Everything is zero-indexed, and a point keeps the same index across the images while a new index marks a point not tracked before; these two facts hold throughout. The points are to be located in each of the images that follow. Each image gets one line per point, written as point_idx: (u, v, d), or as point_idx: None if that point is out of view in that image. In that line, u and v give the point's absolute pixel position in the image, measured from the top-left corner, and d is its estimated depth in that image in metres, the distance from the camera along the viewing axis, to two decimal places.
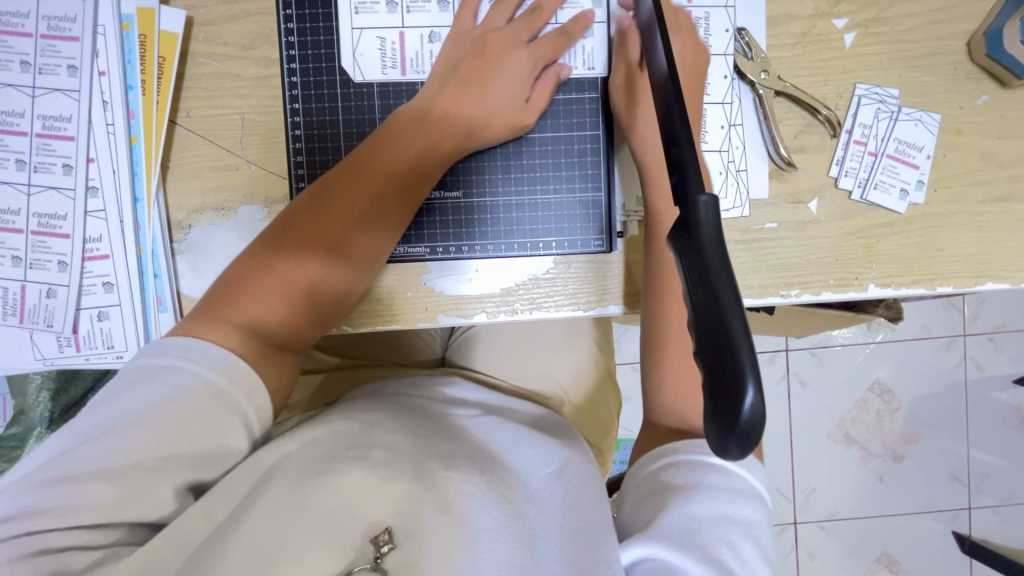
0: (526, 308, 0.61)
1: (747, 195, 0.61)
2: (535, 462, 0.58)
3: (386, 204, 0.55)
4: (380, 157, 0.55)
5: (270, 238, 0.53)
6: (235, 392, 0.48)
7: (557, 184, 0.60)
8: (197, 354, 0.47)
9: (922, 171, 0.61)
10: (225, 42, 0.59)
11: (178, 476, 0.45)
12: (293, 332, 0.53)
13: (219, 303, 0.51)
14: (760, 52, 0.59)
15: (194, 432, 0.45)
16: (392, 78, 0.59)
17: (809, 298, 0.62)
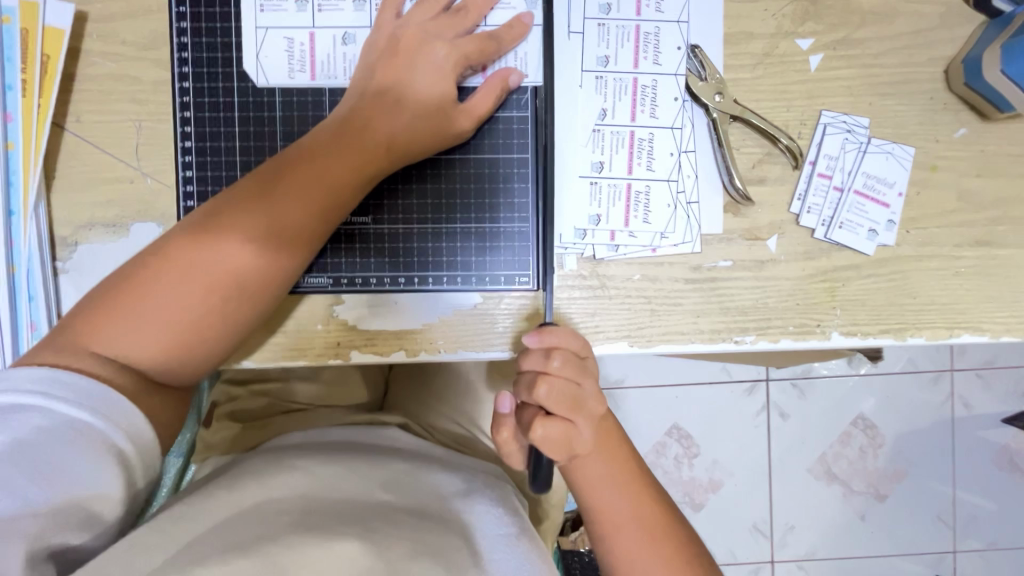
0: (449, 348, 0.54)
1: (699, 229, 0.54)
2: (489, 520, 0.51)
3: (299, 211, 0.48)
4: (290, 166, 0.48)
5: (152, 256, 0.46)
6: (113, 427, 0.41)
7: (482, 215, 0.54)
8: (59, 386, 0.41)
9: (892, 211, 0.55)
10: (121, 41, 0.53)
11: (37, 537, 0.38)
12: (177, 364, 0.46)
13: (88, 331, 0.44)
14: (714, 72, 0.53)
15: (54, 482, 0.39)
16: (298, 83, 0.53)
17: (766, 346, 0.56)
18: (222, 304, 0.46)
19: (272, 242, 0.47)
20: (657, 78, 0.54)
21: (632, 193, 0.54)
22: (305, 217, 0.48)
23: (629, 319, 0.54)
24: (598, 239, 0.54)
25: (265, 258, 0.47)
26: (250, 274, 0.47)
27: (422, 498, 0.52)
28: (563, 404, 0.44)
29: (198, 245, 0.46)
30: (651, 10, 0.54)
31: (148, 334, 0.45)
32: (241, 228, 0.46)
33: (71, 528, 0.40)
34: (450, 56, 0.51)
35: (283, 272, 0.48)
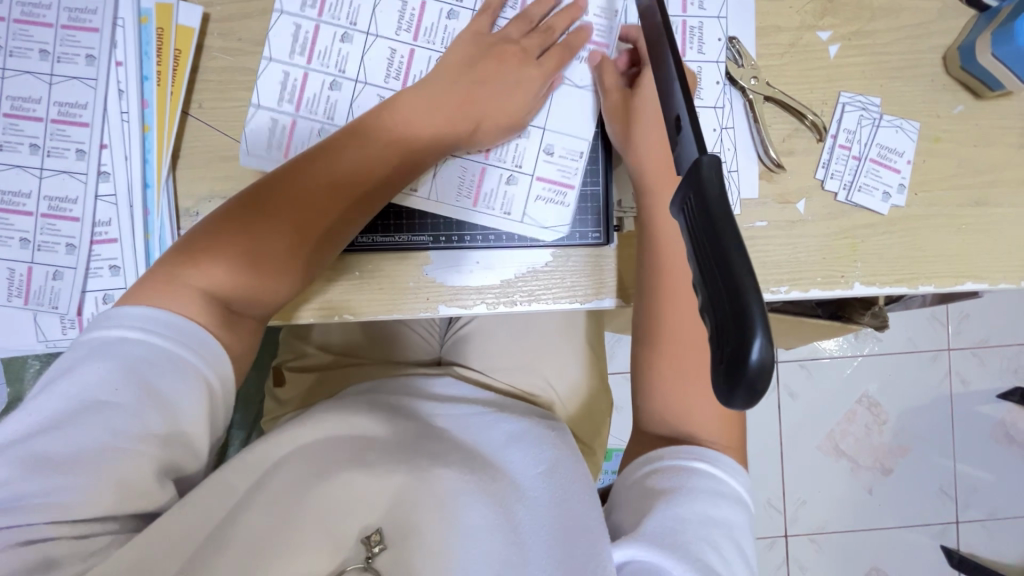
0: (525, 300, 0.63)
1: (738, 194, 0.63)
2: (525, 462, 0.61)
3: (384, 170, 0.58)
4: (356, 142, 0.58)
5: (244, 205, 0.55)
6: (200, 362, 0.49)
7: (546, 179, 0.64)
8: (160, 325, 0.48)
9: (903, 175, 0.64)
10: (239, 38, 0.62)
11: (156, 455, 0.46)
12: (257, 302, 0.54)
13: (171, 265, 0.52)
14: (749, 60, 0.63)
15: (160, 403, 0.46)
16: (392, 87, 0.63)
17: (798, 295, 0.64)
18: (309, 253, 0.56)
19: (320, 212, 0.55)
20: (702, 64, 0.63)
21: None
22: (361, 187, 0.57)
23: None
24: None
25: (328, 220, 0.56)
26: (312, 233, 0.55)
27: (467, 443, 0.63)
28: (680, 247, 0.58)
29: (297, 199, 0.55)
30: (695, 8, 0.63)
31: (235, 269, 0.52)
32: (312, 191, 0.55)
33: (178, 449, 0.48)
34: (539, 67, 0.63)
35: (330, 236, 0.56)
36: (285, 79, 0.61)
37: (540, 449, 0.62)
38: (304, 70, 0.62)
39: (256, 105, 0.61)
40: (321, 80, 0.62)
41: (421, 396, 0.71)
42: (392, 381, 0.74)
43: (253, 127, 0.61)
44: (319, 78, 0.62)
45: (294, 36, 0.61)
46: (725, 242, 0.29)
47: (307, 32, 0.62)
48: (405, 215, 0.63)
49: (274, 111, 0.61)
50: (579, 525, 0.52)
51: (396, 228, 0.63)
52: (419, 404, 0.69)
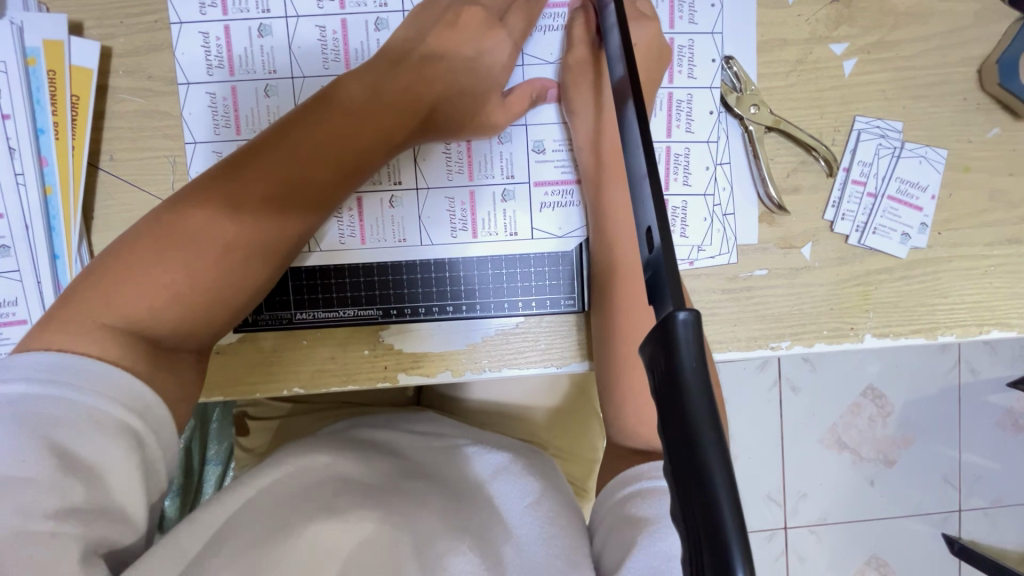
0: (495, 366, 0.54)
1: (734, 240, 0.55)
2: (512, 495, 0.53)
3: (340, 160, 0.47)
4: (301, 130, 0.47)
5: (168, 215, 0.44)
6: (129, 411, 0.37)
7: (505, 201, 0.53)
8: (70, 372, 0.36)
9: (925, 213, 0.56)
10: (149, 76, 0.53)
11: (81, 535, 0.34)
12: (193, 335, 0.44)
13: (81, 297, 0.40)
14: (749, 84, 0.53)
15: (85, 469, 0.34)
16: (332, 73, 0.54)
17: (801, 350, 0.57)
18: (256, 271, 0.46)
19: (265, 220, 0.45)
20: (692, 92, 0.54)
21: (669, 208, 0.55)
22: (312, 189, 0.47)
23: None
24: None
25: (276, 232, 0.46)
26: (257, 248, 0.45)
27: (453, 478, 0.56)
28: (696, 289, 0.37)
29: (233, 199, 0.44)
30: (684, 22, 0.54)
31: (163, 301, 0.42)
32: (252, 195, 0.45)
33: (112, 527, 0.36)
34: (505, 47, 0.52)
35: (278, 251, 0.47)
36: (212, 100, 0.53)
37: (529, 483, 0.54)
38: (230, 83, 0.53)
39: (192, 142, 0.54)
40: (253, 89, 0.54)
41: (397, 429, 0.63)
42: (367, 418, 0.66)
43: (198, 166, 0.54)
44: (249, 87, 0.54)
45: (204, 48, 0.53)
46: (698, 430, 0.23)
47: (217, 39, 0.53)
48: (348, 286, 0.53)
49: (214, 143, 0.54)
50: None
51: (339, 301, 0.53)
52: (395, 436, 0.61)
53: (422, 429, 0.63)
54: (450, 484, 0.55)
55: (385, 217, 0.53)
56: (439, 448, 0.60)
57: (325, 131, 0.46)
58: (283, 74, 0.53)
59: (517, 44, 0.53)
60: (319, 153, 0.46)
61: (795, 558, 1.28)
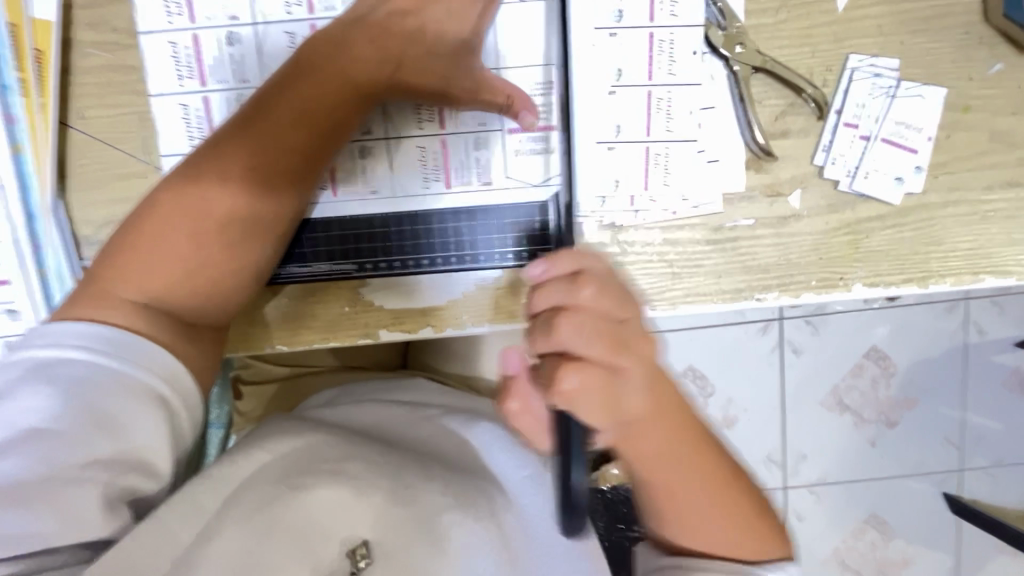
0: (475, 321, 0.54)
1: (720, 188, 0.53)
2: (511, 465, 0.57)
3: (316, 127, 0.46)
4: (281, 105, 0.46)
5: (166, 194, 0.45)
6: (158, 379, 0.43)
7: (478, 149, 0.51)
8: (100, 341, 0.42)
9: (920, 156, 0.53)
10: (113, 28, 0.51)
11: (108, 481, 0.41)
12: (202, 308, 0.46)
13: (101, 277, 0.45)
14: (734, 22, 0.51)
15: (115, 427, 0.41)
16: (296, 19, 0.50)
17: (788, 302, 0.56)
18: (251, 245, 0.47)
19: (260, 197, 0.46)
20: (676, 30, 0.51)
21: (652, 155, 0.53)
22: (300, 159, 0.47)
23: (651, 283, 0.55)
24: (618, 204, 0.54)
25: (268, 208, 0.47)
26: (251, 224, 0.46)
27: (450, 450, 0.59)
28: (601, 343, 0.37)
29: (219, 176, 0.45)
30: None
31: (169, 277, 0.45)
32: (239, 173, 0.45)
33: (138, 475, 0.42)
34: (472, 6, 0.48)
35: (274, 227, 0.48)
36: (174, 50, 0.51)
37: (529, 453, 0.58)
38: (191, 31, 0.51)
39: (156, 96, 0.52)
40: (214, 37, 0.51)
41: (389, 399, 0.65)
42: (355, 387, 0.68)
43: (163, 119, 0.52)
44: (212, 35, 0.51)
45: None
46: None
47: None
48: (321, 240, 0.52)
49: (179, 95, 0.52)
50: (560, 552, 0.49)
51: (313, 255, 0.52)
52: (389, 409, 0.63)
53: (410, 399, 0.65)
54: (448, 455, 0.59)
55: (356, 168, 0.51)
56: (434, 420, 0.62)
57: (298, 99, 0.46)
58: (245, 20, 0.50)
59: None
60: (301, 126, 0.46)
61: (794, 515, 1.29)
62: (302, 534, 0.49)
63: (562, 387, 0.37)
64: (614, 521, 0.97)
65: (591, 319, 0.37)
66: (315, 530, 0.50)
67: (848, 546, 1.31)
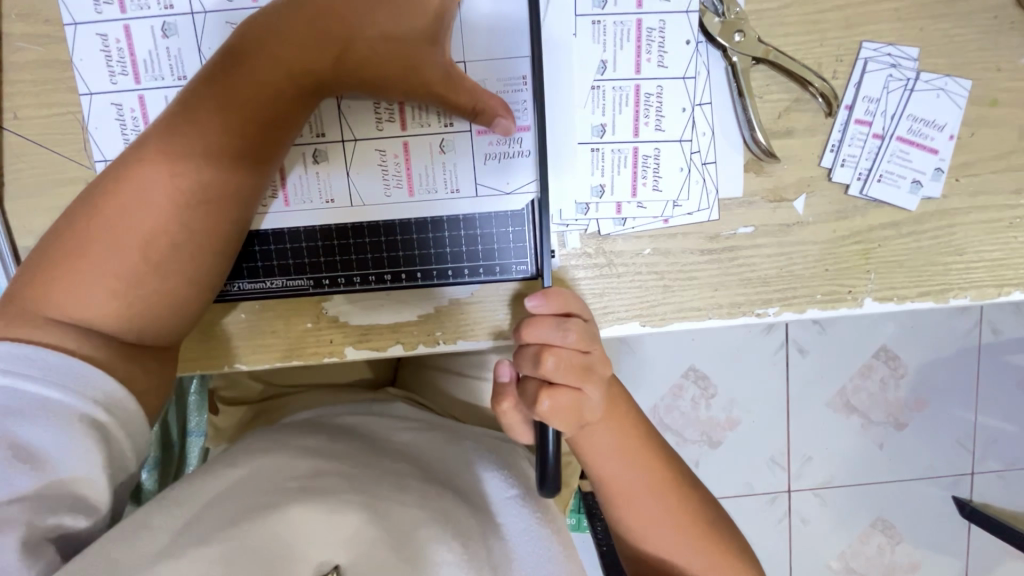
0: (446, 340, 0.49)
1: (715, 193, 0.48)
2: (494, 484, 0.53)
3: (265, 121, 0.41)
4: (217, 95, 0.41)
5: (94, 198, 0.41)
6: (91, 404, 0.38)
7: (443, 153, 0.46)
8: (22, 362, 0.37)
9: (941, 157, 0.48)
10: (45, 19, 0.47)
11: (30, 520, 0.36)
12: (142, 325, 0.42)
13: (24, 295, 0.40)
14: (733, 5, 0.45)
15: (43, 461, 0.37)
16: (239, 7, 0.46)
17: (790, 317, 0.51)
18: (197, 254, 0.42)
19: (205, 201, 0.41)
20: (664, 17, 0.46)
21: (640, 157, 0.48)
22: (249, 157, 0.42)
23: (640, 298, 0.50)
24: (603, 213, 0.48)
25: (208, 210, 0.42)
26: (190, 229, 0.41)
27: (428, 462, 0.53)
28: (571, 372, 0.39)
29: (153, 178, 0.40)
30: None
31: (103, 294, 0.40)
32: (172, 173, 0.40)
33: (71, 510, 0.38)
34: None
35: (221, 231, 0.43)
36: (104, 44, 0.47)
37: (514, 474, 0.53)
38: (122, 22, 0.46)
39: (87, 95, 0.48)
40: (148, 28, 0.46)
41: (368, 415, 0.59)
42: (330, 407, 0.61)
43: (96, 120, 0.48)
44: (145, 26, 0.46)
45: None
46: None
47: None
48: (275, 255, 0.48)
49: (112, 94, 0.47)
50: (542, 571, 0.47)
51: (266, 270, 0.48)
52: (364, 421, 0.57)
53: (390, 414, 0.60)
54: (432, 473, 0.51)
55: (311, 175, 0.47)
56: (410, 438, 0.56)
57: (242, 89, 0.41)
58: (182, 10, 0.46)
59: None
60: (240, 117, 0.41)
61: (799, 520, 1.24)
62: (267, 561, 0.39)
63: (539, 407, 0.40)
64: None
65: (566, 348, 0.40)
66: (281, 552, 0.40)
67: (853, 551, 1.26)
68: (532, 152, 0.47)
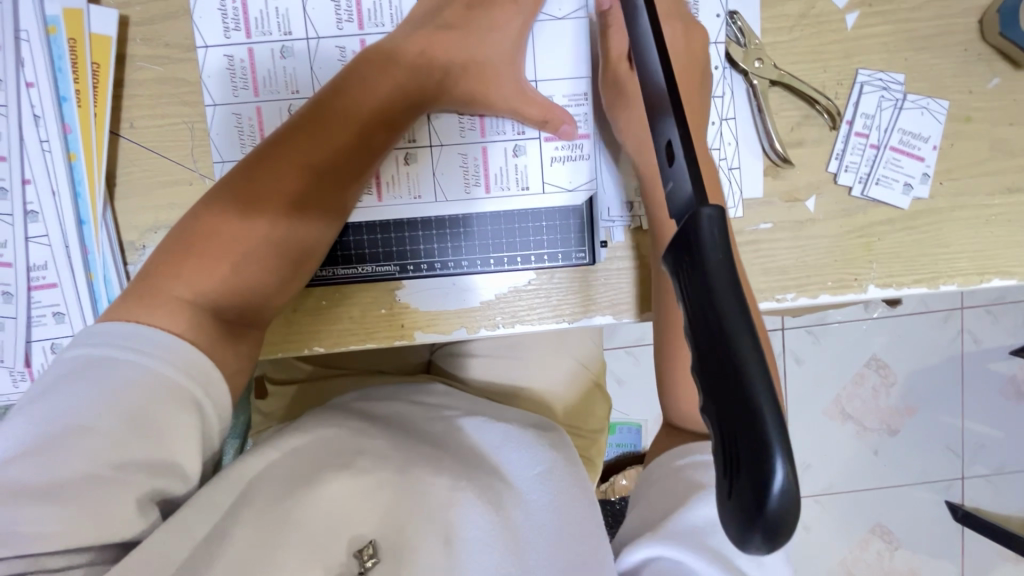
0: (508, 322, 0.56)
1: (740, 194, 0.57)
2: (522, 462, 0.53)
3: (364, 135, 0.49)
4: (330, 110, 0.49)
5: (221, 197, 0.47)
6: (192, 382, 0.41)
7: (516, 155, 0.54)
8: (134, 339, 0.40)
9: (927, 164, 0.57)
10: (166, 43, 0.54)
11: (137, 485, 0.38)
12: (251, 305, 0.47)
13: (150, 279, 0.44)
14: (753, 39, 0.54)
15: (152, 433, 0.38)
16: (346, 34, 0.53)
17: (805, 302, 0.58)
18: (301, 245, 0.49)
19: (312, 201, 0.49)
20: None
21: None
22: (350, 163, 0.49)
23: None
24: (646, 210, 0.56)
25: (317, 205, 0.49)
26: (298, 224, 0.48)
27: (464, 446, 0.56)
28: None
29: (270, 180, 0.47)
30: None
31: (223, 277, 0.45)
32: (292, 175, 0.48)
33: (170, 480, 0.40)
34: (516, 21, 0.51)
35: (321, 226, 0.50)
36: (229, 63, 0.54)
37: (540, 450, 0.54)
38: (247, 45, 0.53)
39: (211, 105, 0.54)
40: (268, 51, 0.53)
41: (406, 399, 0.63)
42: (377, 389, 0.65)
43: (218, 129, 0.54)
44: (265, 49, 0.53)
45: (220, 12, 0.53)
46: (725, 309, 0.23)
47: (233, 2, 0.53)
48: (365, 244, 0.54)
49: (233, 105, 0.54)
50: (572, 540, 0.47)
51: (357, 257, 0.54)
52: (410, 410, 0.61)
53: (431, 401, 0.63)
54: (463, 453, 0.55)
55: (400, 174, 0.54)
56: (449, 419, 0.59)
57: (349, 109, 0.49)
58: (298, 36, 0.53)
59: (529, 19, 0.52)
60: (350, 128, 0.49)
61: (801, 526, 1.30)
62: (313, 536, 0.45)
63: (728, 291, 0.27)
64: None
65: None
66: (323, 528, 0.46)
67: (855, 557, 1.31)
68: (591, 155, 0.55)
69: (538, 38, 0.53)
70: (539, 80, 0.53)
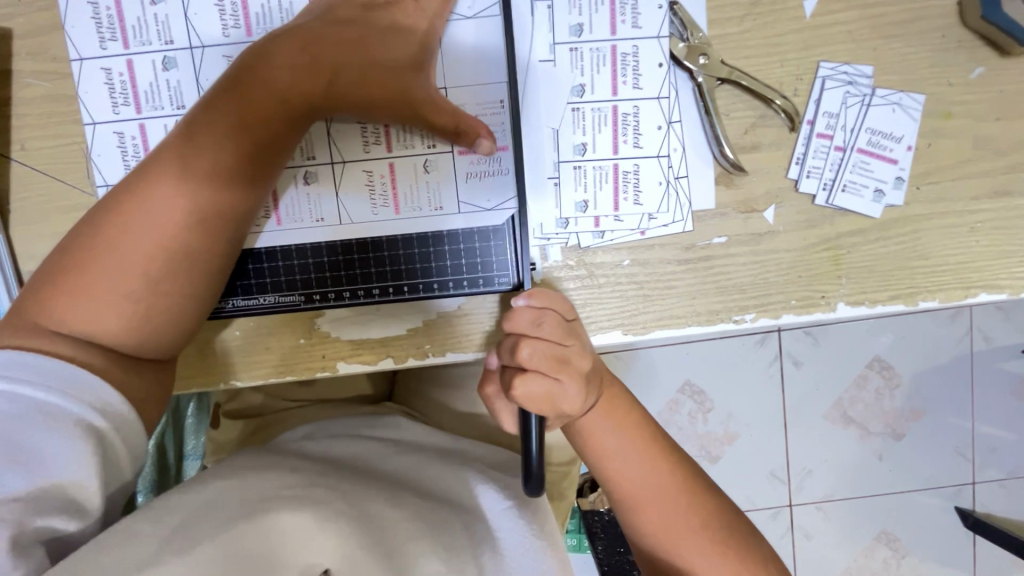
0: (434, 354, 0.51)
1: (689, 206, 0.51)
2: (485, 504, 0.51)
3: (258, 138, 0.44)
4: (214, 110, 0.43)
5: (103, 214, 0.42)
6: (92, 407, 0.39)
7: (426, 171, 0.49)
8: (21, 367, 0.38)
9: (901, 166, 0.50)
10: (53, 57, 0.50)
11: (18, 520, 0.35)
12: (139, 338, 0.43)
13: (31, 311, 0.41)
14: (697, 32, 0.49)
15: (38, 461, 0.36)
16: (234, 41, 0.48)
17: (767, 323, 0.52)
18: (196, 268, 0.44)
19: (201, 216, 0.43)
20: (637, 44, 0.49)
21: (620, 173, 0.50)
22: (245, 172, 0.44)
23: (623, 306, 0.51)
24: (582, 226, 0.51)
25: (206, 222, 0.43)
26: (190, 246, 0.43)
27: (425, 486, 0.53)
28: (548, 361, 0.41)
29: (151, 193, 0.42)
30: None
31: (103, 308, 0.41)
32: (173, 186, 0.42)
33: (58, 514, 0.37)
34: (421, 24, 0.46)
35: (216, 248, 0.44)
36: (108, 77, 0.49)
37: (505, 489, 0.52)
38: (125, 57, 0.49)
39: (91, 125, 0.50)
40: (149, 63, 0.49)
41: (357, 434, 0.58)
42: (328, 423, 0.61)
43: (99, 150, 0.50)
44: (145, 61, 0.49)
45: (94, 20, 0.49)
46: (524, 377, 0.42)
47: (107, 10, 0.48)
48: (268, 272, 0.50)
49: (114, 124, 0.50)
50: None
51: (259, 288, 0.50)
52: (358, 445, 0.56)
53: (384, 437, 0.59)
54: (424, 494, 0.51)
55: (302, 196, 0.49)
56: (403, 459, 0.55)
57: (239, 109, 0.43)
58: (180, 45, 0.49)
59: (432, 21, 0.47)
60: (235, 134, 0.43)
61: (801, 535, 1.24)
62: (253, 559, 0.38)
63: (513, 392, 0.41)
64: (615, 545, 0.97)
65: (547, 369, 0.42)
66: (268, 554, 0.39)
67: (859, 565, 1.25)
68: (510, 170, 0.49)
69: (448, 41, 0.48)
70: (450, 87, 0.49)
